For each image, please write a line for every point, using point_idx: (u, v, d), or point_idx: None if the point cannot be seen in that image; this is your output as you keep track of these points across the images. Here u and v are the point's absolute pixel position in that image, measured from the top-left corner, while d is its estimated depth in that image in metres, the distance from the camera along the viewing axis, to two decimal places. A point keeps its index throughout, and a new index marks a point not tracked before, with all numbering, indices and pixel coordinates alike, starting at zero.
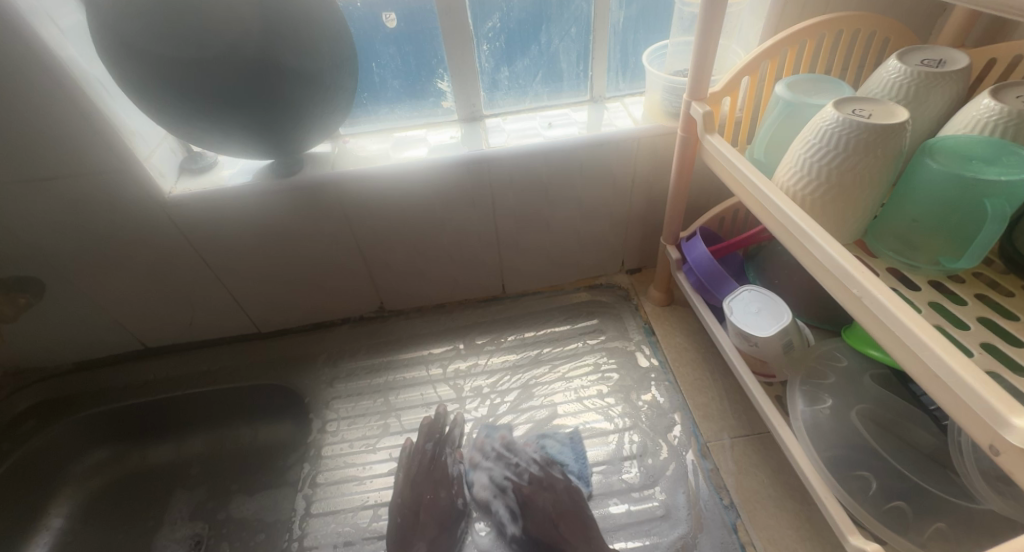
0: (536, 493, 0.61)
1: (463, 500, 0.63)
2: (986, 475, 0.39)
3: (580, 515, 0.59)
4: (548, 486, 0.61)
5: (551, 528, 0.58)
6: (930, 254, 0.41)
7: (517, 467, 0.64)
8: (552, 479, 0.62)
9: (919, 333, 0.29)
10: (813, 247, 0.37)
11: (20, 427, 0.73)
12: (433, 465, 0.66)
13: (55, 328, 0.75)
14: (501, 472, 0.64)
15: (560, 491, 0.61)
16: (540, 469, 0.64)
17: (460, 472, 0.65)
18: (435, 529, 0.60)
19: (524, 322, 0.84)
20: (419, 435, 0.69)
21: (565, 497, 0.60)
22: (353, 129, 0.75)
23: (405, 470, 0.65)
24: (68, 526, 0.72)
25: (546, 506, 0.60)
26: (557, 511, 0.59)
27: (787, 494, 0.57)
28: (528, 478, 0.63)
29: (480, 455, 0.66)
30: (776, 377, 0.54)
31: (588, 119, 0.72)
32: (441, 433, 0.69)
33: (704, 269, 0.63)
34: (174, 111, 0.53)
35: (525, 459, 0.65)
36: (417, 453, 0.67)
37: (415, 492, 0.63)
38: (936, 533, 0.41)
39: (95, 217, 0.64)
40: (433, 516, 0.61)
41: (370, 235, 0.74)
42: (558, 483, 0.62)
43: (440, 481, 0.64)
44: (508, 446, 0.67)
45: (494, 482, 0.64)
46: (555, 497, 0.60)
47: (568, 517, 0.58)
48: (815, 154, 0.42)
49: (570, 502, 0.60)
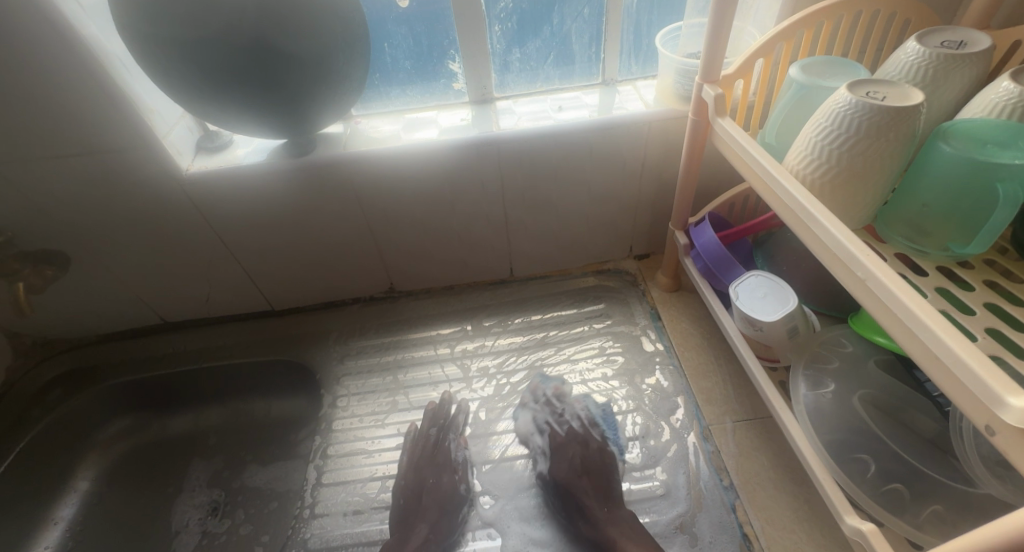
0: (571, 443, 0.66)
1: (467, 486, 0.64)
2: (985, 460, 0.39)
3: (604, 467, 0.62)
4: (583, 440, 0.66)
5: (574, 477, 0.62)
6: (939, 240, 0.41)
7: (563, 416, 0.69)
8: (589, 437, 0.66)
9: (920, 314, 0.29)
10: (820, 231, 0.37)
11: (48, 396, 0.77)
12: (435, 451, 0.67)
13: (80, 301, 0.78)
14: (546, 415, 0.69)
15: (591, 449, 0.64)
16: (581, 426, 0.67)
17: (463, 457, 0.66)
18: (437, 512, 0.61)
19: (532, 306, 0.85)
20: (423, 419, 0.70)
21: (595, 454, 0.63)
22: (365, 111, 0.75)
23: (410, 455, 0.67)
24: (94, 488, 0.76)
25: (574, 457, 0.64)
26: (584, 466, 0.62)
27: (786, 477, 0.57)
28: (568, 429, 0.67)
29: (530, 396, 0.72)
30: (780, 361, 0.55)
31: (599, 102, 0.72)
32: (446, 418, 0.70)
33: (712, 255, 0.63)
34: (192, 91, 0.55)
35: (572, 413, 0.69)
36: (421, 437, 0.68)
37: (418, 476, 0.64)
38: (932, 515, 0.41)
39: (117, 194, 0.65)
40: (436, 500, 0.62)
41: (381, 217, 0.75)
42: (594, 441, 0.65)
43: (443, 467, 0.65)
44: (559, 396, 0.71)
45: (537, 422, 0.69)
46: (586, 455, 0.64)
47: (593, 474, 0.61)
48: (826, 136, 0.41)
49: (599, 462, 0.63)
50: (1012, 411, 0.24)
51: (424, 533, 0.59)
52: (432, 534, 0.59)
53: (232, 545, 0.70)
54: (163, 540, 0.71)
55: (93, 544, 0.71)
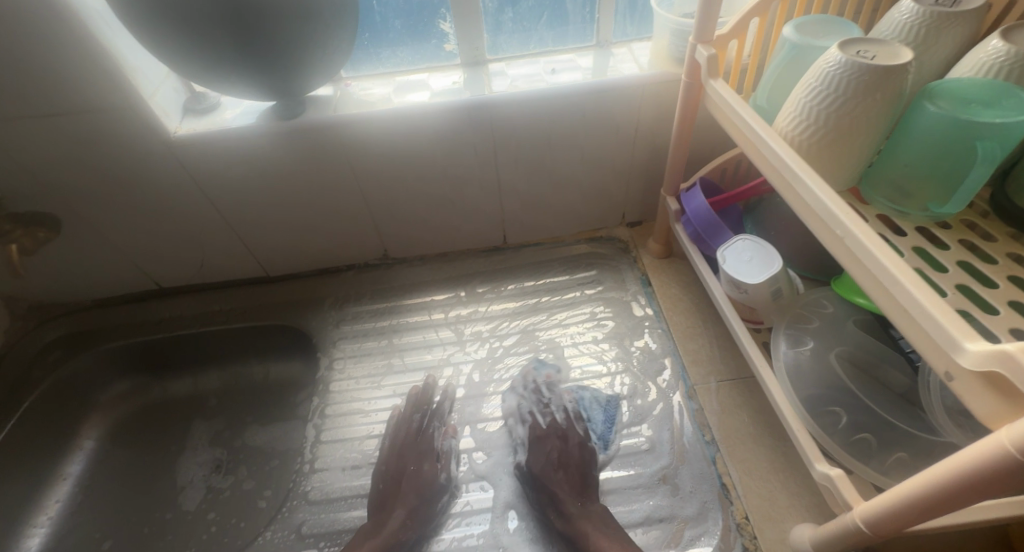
0: (551, 436, 0.65)
1: (448, 475, 0.63)
2: (949, 410, 0.42)
3: (585, 466, 0.61)
4: (563, 435, 0.65)
5: (550, 472, 0.61)
6: (920, 201, 0.42)
7: (547, 405, 0.69)
8: (569, 431, 0.65)
9: (892, 268, 0.31)
10: (804, 190, 0.38)
11: (47, 358, 0.78)
12: (419, 438, 0.67)
13: (74, 266, 0.78)
14: (531, 404, 0.69)
15: (570, 443, 0.64)
16: (564, 419, 0.67)
17: (448, 447, 0.66)
18: (416, 497, 0.60)
19: (524, 272, 0.86)
20: (406, 404, 0.70)
21: (575, 449, 0.63)
22: (355, 72, 0.74)
23: (392, 439, 0.66)
24: (99, 447, 0.78)
25: (552, 451, 0.63)
26: (561, 459, 0.62)
27: (765, 431, 0.60)
28: (549, 422, 0.67)
29: (521, 381, 0.71)
30: (763, 323, 0.57)
31: (593, 64, 0.71)
32: (430, 406, 0.69)
33: (704, 220, 0.63)
34: (177, 48, 0.53)
35: (557, 404, 0.69)
36: (405, 422, 0.68)
37: (399, 462, 0.64)
38: (897, 461, 0.44)
39: (105, 157, 0.65)
40: (416, 485, 0.61)
41: (374, 182, 0.75)
42: (575, 435, 0.64)
43: (425, 455, 0.65)
44: (548, 385, 0.71)
45: (520, 411, 0.69)
46: (566, 449, 0.63)
47: (571, 469, 0.61)
48: (815, 97, 0.42)
49: (580, 458, 0.62)
50: (969, 355, 0.26)
51: (401, 518, 0.58)
52: (409, 519, 0.59)
53: (235, 499, 0.73)
54: (168, 495, 0.74)
55: (101, 498, 0.73)
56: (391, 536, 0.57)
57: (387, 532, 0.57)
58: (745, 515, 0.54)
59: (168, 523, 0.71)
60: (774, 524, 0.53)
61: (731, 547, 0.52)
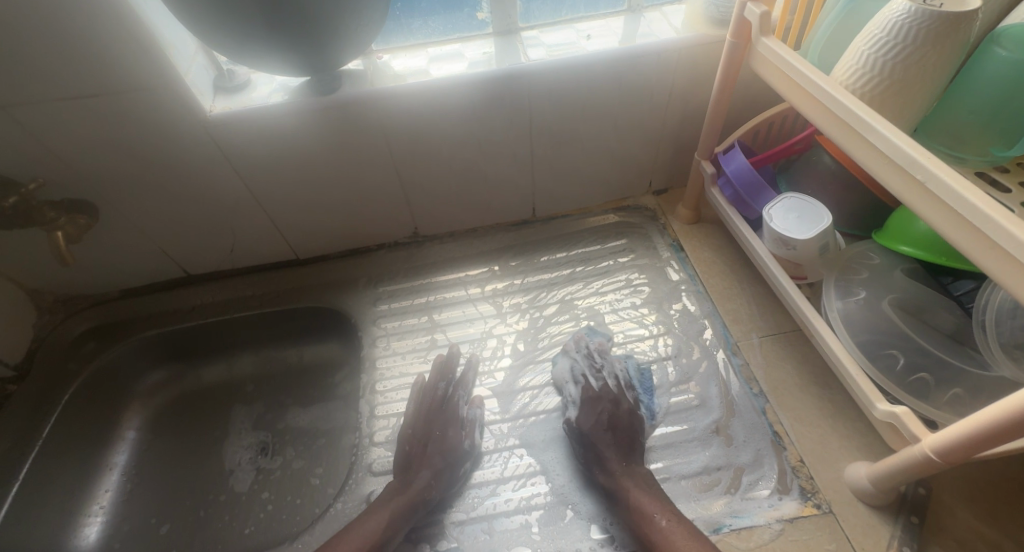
0: (604, 398, 0.65)
1: (471, 442, 0.64)
2: (1004, 346, 0.44)
3: (631, 430, 0.62)
4: (612, 399, 0.65)
5: (601, 432, 0.62)
6: (981, 147, 0.45)
7: (602, 369, 0.69)
8: (620, 397, 0.65)
9: (982, 207, 0.32)
10: (877, 139, 0.40)
11: (81, 349, 0.77)
12: (444, 406, 0.68)
13: (102, 255, 0.77)
14: (586, 365, 0.70)
15: (622, 408, 0.64)
16: (615, 386, 0.67)
17: (474, 416, 0.67)
18: (442, 461, 0.62)
19: (556, 244, 0.86)
20: (431, 373, 0.70)
21: (626, 419, 0.63)
22: (386, 46, 0.73)
23: (417, 404, 0.67)
24: (141, 437, 0.78)
25: (603, 413, 0.64)
26: (611, 422, 0.63)
27: (810, 381, 0.63)
28: (602, 386, 0.67)
29: (573, 345, 0.72)
30: (808, 278, 0.60)
31: (626, 29, 0.71)
32: (454, 375, 0.71)
33: (744, 181, 0.66)
34: (218, 19, 0.52)
35: (611, 371, 0.69)
36: (430, 390, 0.69)
37: (426, 427, 0.65)
38: (953, 397, 0.47)
39: (137, 139, 0.63)
40: (441, 449, 0.63)
41: (409, 157, 0.74)
42: (626, 405, 0.64)
43: (450, 421, 0.66)
44: (601, 351, 0.71)
45: (574, 370, 0.70)
46: (616, 412, 0.64)
47: (619, 431, 0.62)
48: (880, 49, 0.44)
49: (627, 423, 0.63)
50: None
51: (427, 478, 0.60)
52: (435, 479, 0.60)
53: (288, 478, 0.73)
54: (218, 478, 0.74)
55: (151, 486, 0.74)
56: (417, 494, 0.59)
57: (414, 490, 0.59)
58: (799, 458, 0.57)
59: (222, 505, 0.72)
60: (828, 465, 0.56)
61: (790, 489, 0.55)
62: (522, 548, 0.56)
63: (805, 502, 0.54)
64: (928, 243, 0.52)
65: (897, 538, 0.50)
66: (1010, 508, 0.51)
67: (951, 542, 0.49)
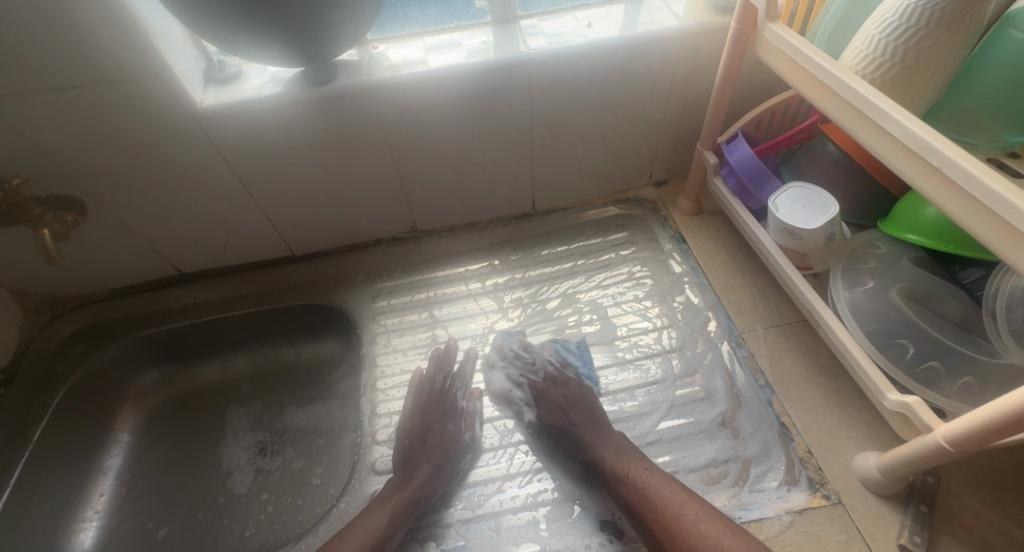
0: (550, 386, 0.68)
1: (471, 434, 0.64)
2: (1015, 334, 0.44)
3: (585, 405, 0.64)
4: (560, 382, 0.68)
5: (562, 415, 0.64)
6: (992, 132, 0.45)
7: (533, 365, 0.70)
8: (564, 377, 0.68)
9: (1003, 193, 0.31)
10: (891, 125, 0.39)
11: (71, 351, 0.74)
12: (443, 398, 0.67)
13: (92, 254, 0.74)
14: (517, 370, 0.71)
15: (569, 386, 0.67)
16: (554, 368, 0.70)
17: (473, 408, 0.67)
18: (441, 454, 0.61)
19: (556, 237, 0.85)
20: (428, 366, 0.70)
21: (574, 390, 0.66)
22: (382, 35, 0.71)
23: (415, 398, 0.67)
24: (135, 440, 0.76)
25: (557, 397, 0.66)
26: (566, 402, 0.65)
27: (816, 371, 0.63)
28: (543, 375, 0.69)
29: (496, 355, 0.72)
30: (813, 268, 0.59)
31: (627, 17, 0.69)
32: (452, 367, 0.70)
33: (748, 171, 0.65)
34: (209, 7, 0.50)
35: (542, 360, 0.71)
36: (428, 383, 0.68)
37: (424, 420, 0.65)
38: (963, 386, 0.47)
39: (125, 133, 0.61)
40: (441, 443, 0.62)
41: (406, 150, 0.73)
42: (568, 379, 0.68)
43: (450, 414, 0.66)
44: (525, 347, 0.72)
45: (510, 379, 0.70)
46: (565, 392, 0.66)
47: (577, 408, 0.64)
48: (892, 33, 0.45)
49: (578, 396, 0.65)
50: None
51: (427, 473, 0.59)
52: (436, 473, 0.59)
53: (287, 478, 0.72)
54: (217, 480, 0.73)
55: (147, 490, 0.72)
56: (418, 489, 0.58)
57: (414, 486, 0.58)
58: (807, 449, 0.57)
59: (221, 507, 0.70)
60: (837, 456, 0.56)
61: (798, 480, 0.55)
62: (530, 545, 0.55)
63: (814, 493, 0.53)
64: (935, 231, 0.52)
65: (907, 527, 0.49)
66: (1017, 494, 0.51)
67: (960, 529, 0.49)
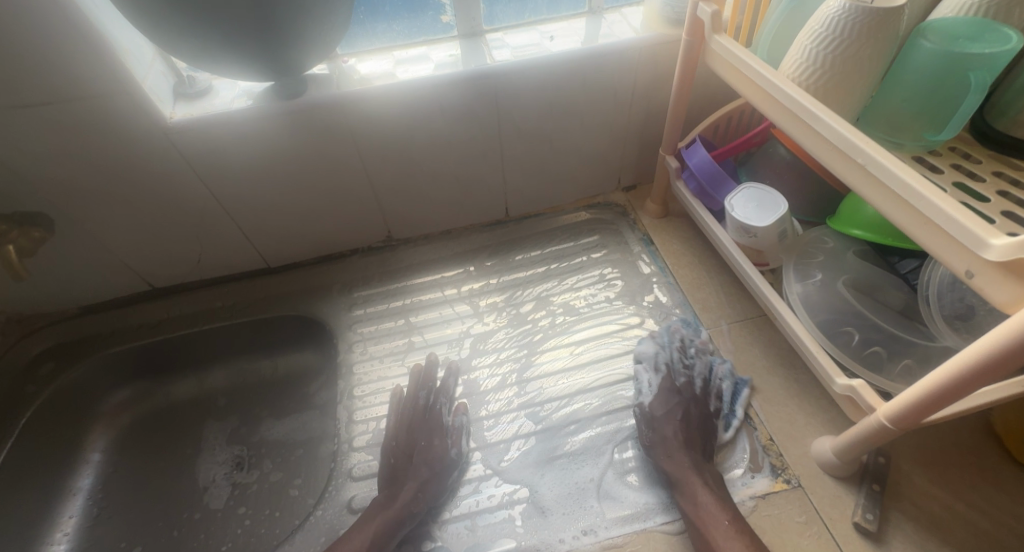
0: (690, 402, 0.62)
1: (458, 450, 0.64)
2: (946, 318, 0.48)
3: (705, 430, 0.60)
4: (702, 403, 0.63)
5: (678, 432, 0.59)
6: (914, 132, 0.49)
7: (688, 370, 0.66)
8: (704, 402, 0.63)
9: (917, 188, 0.35)
10: (822, 127, 0.42)
11: (39, 370, 0.73)
12: (427, 414, 0.67)
13: (60, 272, 0.74)
14: (666, 360, 0.66)
15: (707, 414, 0.62)
16: (700, 388, 0.64)
17: (459, 423, 0.67)
18: (429, 471, 0.61)
19: (529, 243, 0.88)
20: (410, 383, 0.70)
21: (699, 415, 0.61)
22: (351, 49, 0.73)
23: (399, 416, 0.67)
24: (107, 459, 0.75)
25: (693, 415, 0.61)
26: (690, 418, 0.61)
27: (777, 363, 0.66)
28: (686, 387, 0.64)
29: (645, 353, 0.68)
30: (769, 264, 0.62)
31: (588, 30, 0.73)
32: (435, 383, 0.70)
33: (706, 173, 0.68)
34: (179, 26, 0.51)
35: (697, 373, 0.65)
36: (411, 401, 0.68)
37: (409, 438, 0.64)
38: (904, 369, 0.51)
39: (94, 148, 0.61)
40: (426, 459, 0.62)
41: (379, 161, 0.74)
42: (707, 407, 0.62)
43: (435, 430, 0.65)
44: (686, 351, 0.67)
45: (648, 365, 0.67)
46: (694, 412, 0.62)
47: (694, 428, 0.60)
48: (822, 43, 0.49)
49: (702, 423, 0.61)
50: (994, 249, 0.30)
51: (413, 490, 0.59)
52: (421, 491, 0.59)
53: (265, 491, 0.71)
54: (191, 496, 0.72)
55: (119, 509, 0.71)
56: (404, 508, 0.57)
57: (399, 505, 0.58)
58: (769, 437, 0.59)
59: (196, 523, 0.69)
60: (796, 442, 0.58)
61: (761, 467, 0.57)
62: (506, 541, 0.56)
63: (776, 478, 0.56)
64: (875, 226, 0.55)
65: (861, 506, 0.52)
66: (960, 468, 0.54)
67: (909, 506, 0.52)
